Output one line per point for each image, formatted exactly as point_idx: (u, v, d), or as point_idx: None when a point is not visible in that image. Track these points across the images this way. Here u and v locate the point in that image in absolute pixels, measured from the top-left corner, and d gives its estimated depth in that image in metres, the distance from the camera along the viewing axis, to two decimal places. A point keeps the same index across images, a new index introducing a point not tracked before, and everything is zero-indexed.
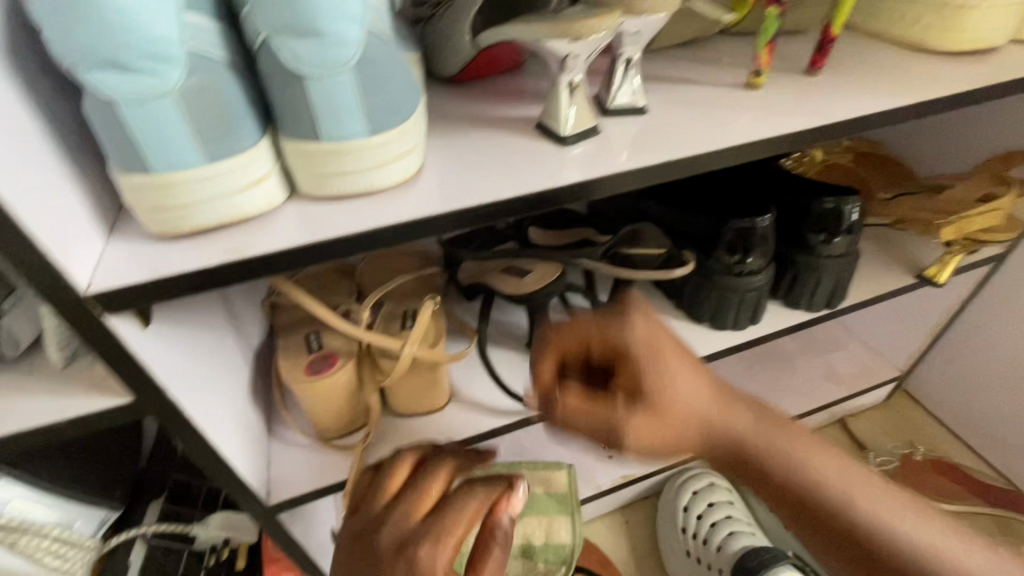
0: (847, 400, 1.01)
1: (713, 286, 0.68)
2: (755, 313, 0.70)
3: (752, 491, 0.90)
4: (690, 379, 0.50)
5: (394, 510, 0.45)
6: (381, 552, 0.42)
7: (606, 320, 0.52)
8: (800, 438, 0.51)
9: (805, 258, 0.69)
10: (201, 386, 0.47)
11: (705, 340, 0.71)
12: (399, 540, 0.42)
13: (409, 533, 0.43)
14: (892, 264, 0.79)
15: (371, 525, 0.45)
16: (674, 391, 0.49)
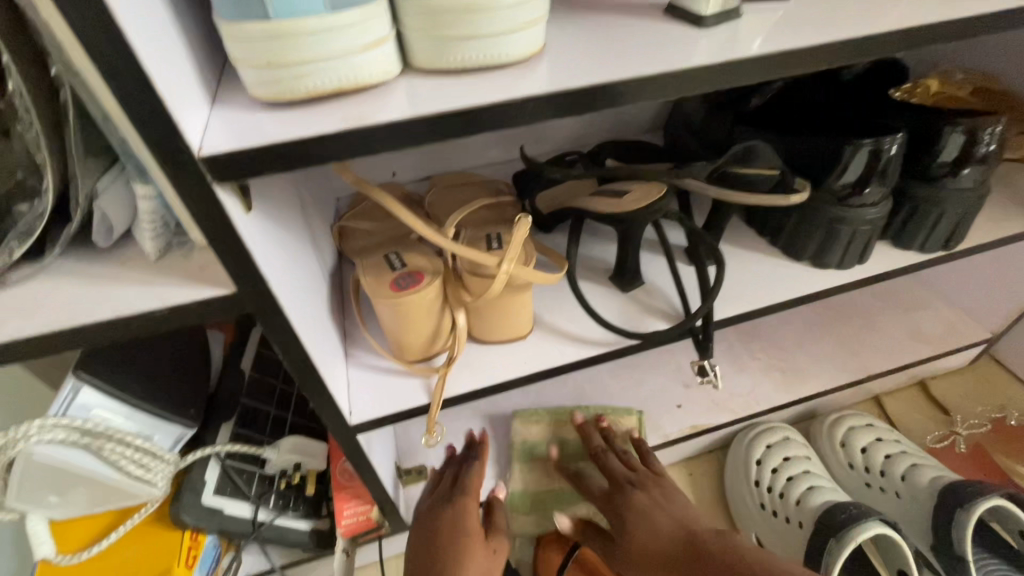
0: (931, 360, 0.94)
1: (819, 220, 0.63)
2: (861, 252, 0.65)
3: (828, 448, 0.86)
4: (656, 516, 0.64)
5: (453, 495, 0.64)
6: (441, 510, 0.62)
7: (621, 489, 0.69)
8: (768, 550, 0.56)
9: (925, 190, 0.62)
10: (293, 288, 0.44)
11: (804, 279, 0.66)
12: (449, 511, 0.61)
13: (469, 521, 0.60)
14: (1013, 206, 0.71)
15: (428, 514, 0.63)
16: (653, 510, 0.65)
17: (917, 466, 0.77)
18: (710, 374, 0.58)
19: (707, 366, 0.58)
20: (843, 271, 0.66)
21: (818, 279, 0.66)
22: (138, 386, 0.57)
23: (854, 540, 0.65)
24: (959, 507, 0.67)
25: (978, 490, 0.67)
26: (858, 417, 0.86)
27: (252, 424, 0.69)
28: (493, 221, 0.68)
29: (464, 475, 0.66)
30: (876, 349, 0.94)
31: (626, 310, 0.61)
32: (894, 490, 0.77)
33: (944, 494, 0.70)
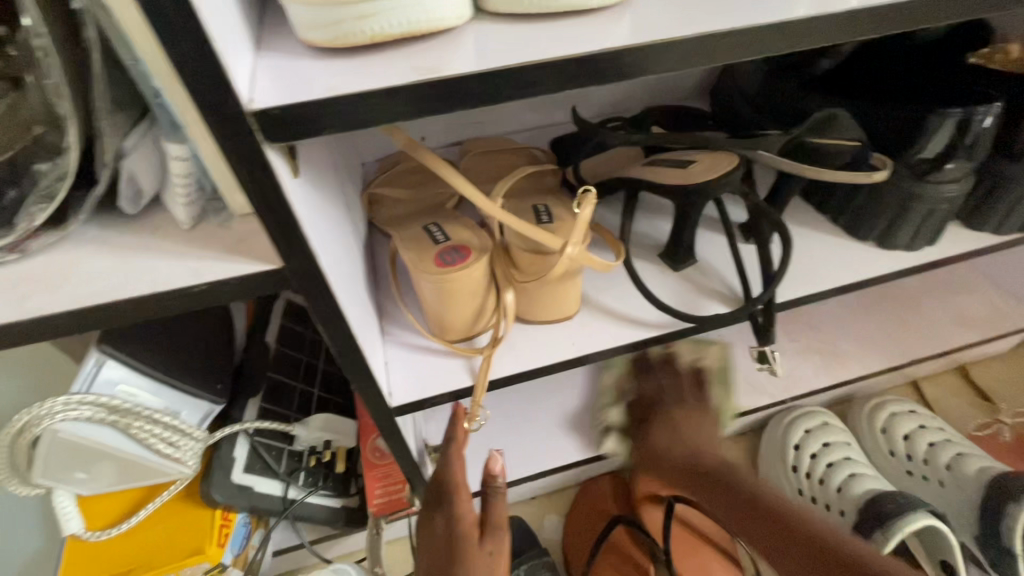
0: (976, 345, 0.91)
1: (894, 197, 0.58)
2: (934, 233, 0.60)
3: (867, 434, 0.83)
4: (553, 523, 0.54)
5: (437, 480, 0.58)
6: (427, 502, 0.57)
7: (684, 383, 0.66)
8: (693, 423, 0.60)
9: (1011, 167, 0.57)
10: (336, 261, 0.40)
11: (870, 261, 0.61)
12: (433, 498, 0.57)
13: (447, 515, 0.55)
14: None
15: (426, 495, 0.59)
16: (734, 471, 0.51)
17: (964, 455, 0.74)
18: (770, 360, 0.54)
19: (767, 351, 0.54)
20: (912, 251, 0.62)
21: (885, 260, 0.61)
22: (163, 361, 0.55)
23: (902, 532, 0.62)
24: (1012, 499, 0.64)
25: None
26: (900, 403, 0.83)
27: (278, 399, 0.67)
28: (535, 192, 0.63)
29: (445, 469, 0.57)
30: (918, 333, 0.91)
31: (680, 289, 0.58)
32: (939, 478, 0.74)
33: (995, 485, 0.67)
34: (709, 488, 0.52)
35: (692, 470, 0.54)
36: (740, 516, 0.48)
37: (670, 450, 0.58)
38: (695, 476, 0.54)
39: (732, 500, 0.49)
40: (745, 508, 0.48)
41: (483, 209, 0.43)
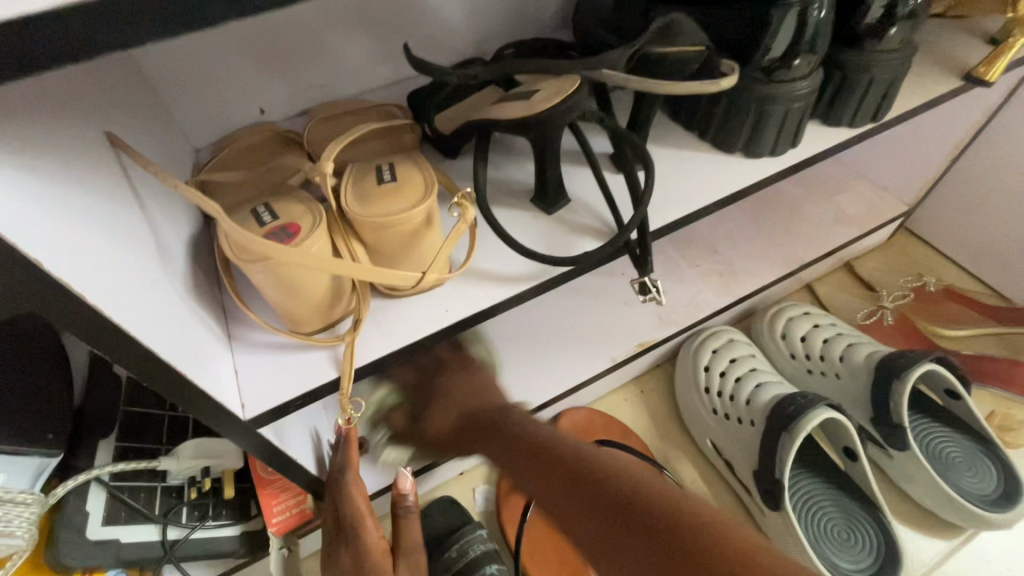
0: (855, 240, 0.95)
1: (752, 102, 0.56)
2: (795, 135, 0.60)
3: (769, 342, 0.86)
4: None
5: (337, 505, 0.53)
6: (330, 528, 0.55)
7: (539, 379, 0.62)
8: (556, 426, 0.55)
9: (855, 59, 0.58)
10: (106, 266, 0.33)
11: (739, 173, 0.60)
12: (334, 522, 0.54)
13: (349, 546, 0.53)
14: (936, 67, 0.68)
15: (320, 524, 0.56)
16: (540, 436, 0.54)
17: (854, 345, 0.78)
18: (651, 290, 0.53)
19: (648, 282, 0.53)
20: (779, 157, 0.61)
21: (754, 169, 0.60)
22: None
23: (804, 429, 0.65)
24: (895, 378, 0.69)
25: (909, 359, 0.69)
26: (796, 307, 0.86)
27: (139, 434, 0.58)
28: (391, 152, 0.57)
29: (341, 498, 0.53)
30: (805, 238, 0.94)
31: (550, 235, 0.54)
32: (834, 371, 0.78)
33: (880, 367, 0.71)
34: (578, 494, 0.43)
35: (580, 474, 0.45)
36: (568, 508, 0.43)
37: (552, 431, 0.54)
38: (563, 473, 0.46)
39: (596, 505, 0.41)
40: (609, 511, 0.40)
41: (286, 253, 0.39)
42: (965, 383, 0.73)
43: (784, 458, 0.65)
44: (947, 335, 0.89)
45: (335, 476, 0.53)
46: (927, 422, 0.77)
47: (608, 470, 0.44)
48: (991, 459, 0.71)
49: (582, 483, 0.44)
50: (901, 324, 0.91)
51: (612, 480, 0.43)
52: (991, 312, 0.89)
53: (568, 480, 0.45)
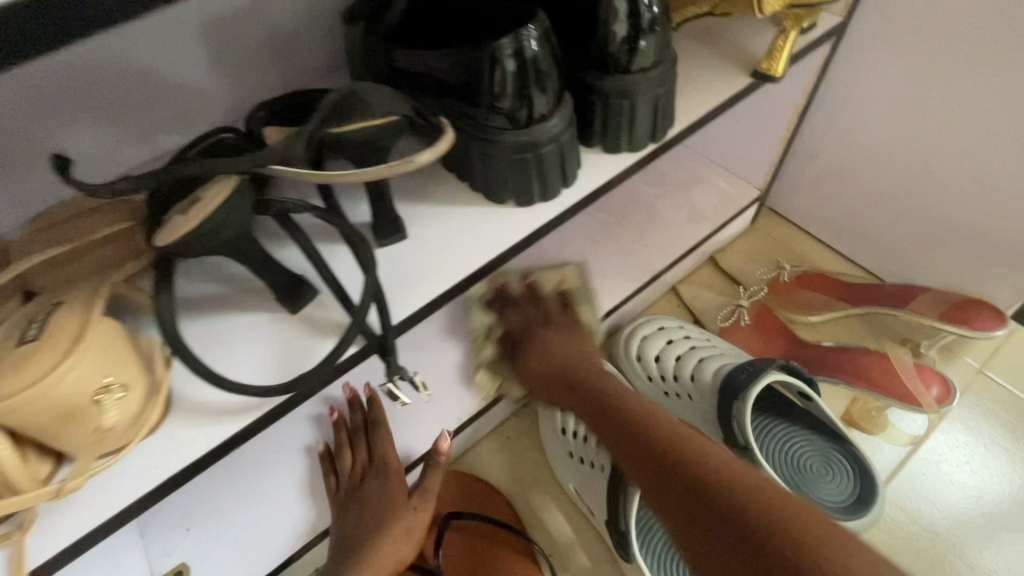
0: (711, 235, 0.92)
1: (503, 151, 0.50)
2: (568, 173, 0.54)
3: (628, 364, 0.82)
4: (568, 340, 0.67)
5: (373, 444, 0.69)
6: (360, 468, 0.70)
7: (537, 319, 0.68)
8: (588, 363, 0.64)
9: (608, 82, 0.52)
10: None
11: (511, 227, 0.54)
12: (362, 469, 0.70)
13: (378, 480, 0.69)
14: (727, 63, 0.63)
15: (343, 471, 0.71)
16: (553, 345, 0.66)
17: (704, 361, 0.75)
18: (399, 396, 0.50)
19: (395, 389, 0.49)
20: (556, 198, 0.55)
21: (531, 216, 0.54)
22: None
23: None
24: (736, 398, 0.66)
25: (748, 374, 0.66)
26: (651, 323, 0.83)
27: None
28: (105, 271, 0.43)
29: (374, 441, 0.69)
30: (658, 243, 0.90)
31: (286, 345, 0.47)
32: (687, 392, 0.75)
33: (723, 385, 0.68)
34: (663, 460, 0.47)
35: (674, 437, 0.49)
36: (652, 484, 0.47)
37: (555, 348, 0.66)
38: (664, 437, 0.49)
39: (674, 491, 0.45)
40: (678, 492, 0.45)
41: None
42: (814, 384, 0.70)
43: (625, 508, 0.61)
44: (800, 322, 0.89)
45: (371, 425, 0.69)
46: (785, 428, 0.74)
47: (686, 468, 0.45)
48: (847, 458, 0.69)
49: (630, 436, 0.52)
50: (760, 320, 0.89)
51: (700, 462, 0.45)
52: (846, 293, 0.86)
53: (625, 433, 0.53)
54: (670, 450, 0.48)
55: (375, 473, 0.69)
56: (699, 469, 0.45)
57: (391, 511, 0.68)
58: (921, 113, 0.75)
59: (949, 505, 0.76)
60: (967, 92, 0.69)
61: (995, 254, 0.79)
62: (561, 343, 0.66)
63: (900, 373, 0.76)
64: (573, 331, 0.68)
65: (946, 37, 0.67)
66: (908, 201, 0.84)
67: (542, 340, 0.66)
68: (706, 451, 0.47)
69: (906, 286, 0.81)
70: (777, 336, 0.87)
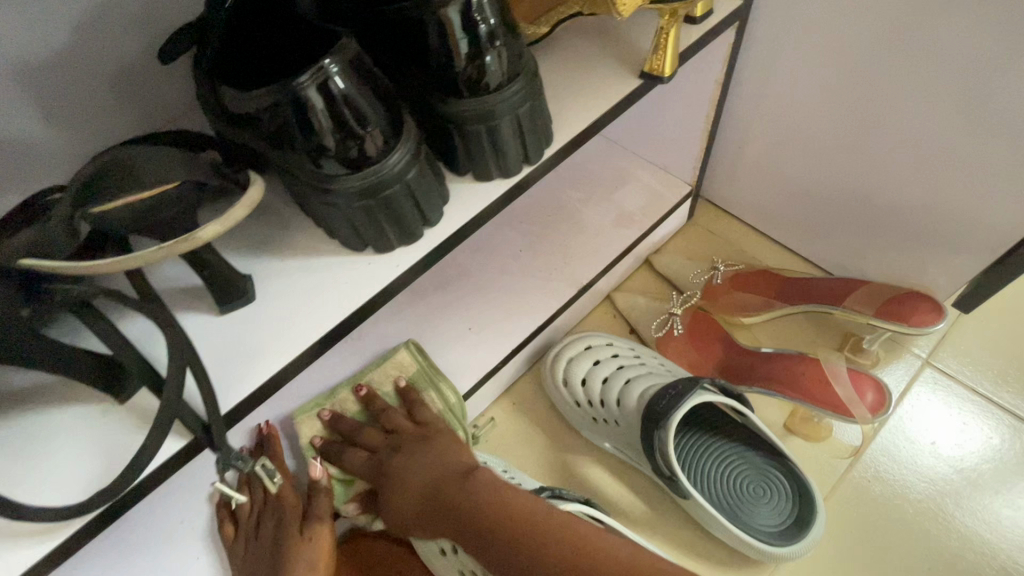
0: (642, 239, 0.86)
1: (343, 199, 0.43)
2: (432, 210, 0.48)
3: (558, 391, 0.78)
4: (427, 456, 0.60)
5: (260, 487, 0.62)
6: (252, 510, 0.62)
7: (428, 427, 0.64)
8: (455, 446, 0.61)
9: (460, 102, 0.45)
10: None
11: (367, 277, 0.48)
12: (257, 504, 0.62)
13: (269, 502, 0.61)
14: (616, 64, 0.57)
15: (241, 519, 0.63)
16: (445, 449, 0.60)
17: (630, 383, 0.70)
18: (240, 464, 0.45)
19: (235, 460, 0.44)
20: (421, 239, 0.49)
21: (393, 262, 0.48)
22: None
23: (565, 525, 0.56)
24: (659, 427, 0.61)
25: (672, 397, 0.62)
26: (576, 344, 0.78)
27: None
28: None
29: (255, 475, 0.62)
30: (585, 253, 0.85)
31: (104, 439, 0.42)
32: (615, 418, 0.70)
33: (648, 412, 0.64)
34: (545, 542, 0.44)
35: (538, 529, 0.46)
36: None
37: (411, 481, 0.57)
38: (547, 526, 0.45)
39: (552, 571, 0.42)
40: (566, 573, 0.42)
41: None
42: (746, 399, 0.66)
43: None
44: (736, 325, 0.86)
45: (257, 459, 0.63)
46: (721, 443, 0.70)
47: (571, 548, 0.43)
48: (783, 470, 0.66)
49: (450, 517, 0.52)
50: (694, 327, 0.85)
51: (564, 539, 0.44)
52: (783, 291, 0.82)
53: (486, 542, 0.47)
54: (551, 539, 0.44)
55: (264, 502, 0.62)
56: (586, 544, 0.43)
57: (285, 542, 0.60)
58: (841, 94, 0.69)
59: (905, 511, 0.71)
60: (886, 65, 0.64)
61: (933, 238, 0.74)
62: (419, 459, 0.60)
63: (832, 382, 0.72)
64: (422, 443, 0.62)
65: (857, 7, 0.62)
66: (841, 187, 0.79)
67: (412, 469, 0.59)
68: (579, 529, 0.44)
69: (843, 280, 0.77)
70: (713, 345, 0.83)
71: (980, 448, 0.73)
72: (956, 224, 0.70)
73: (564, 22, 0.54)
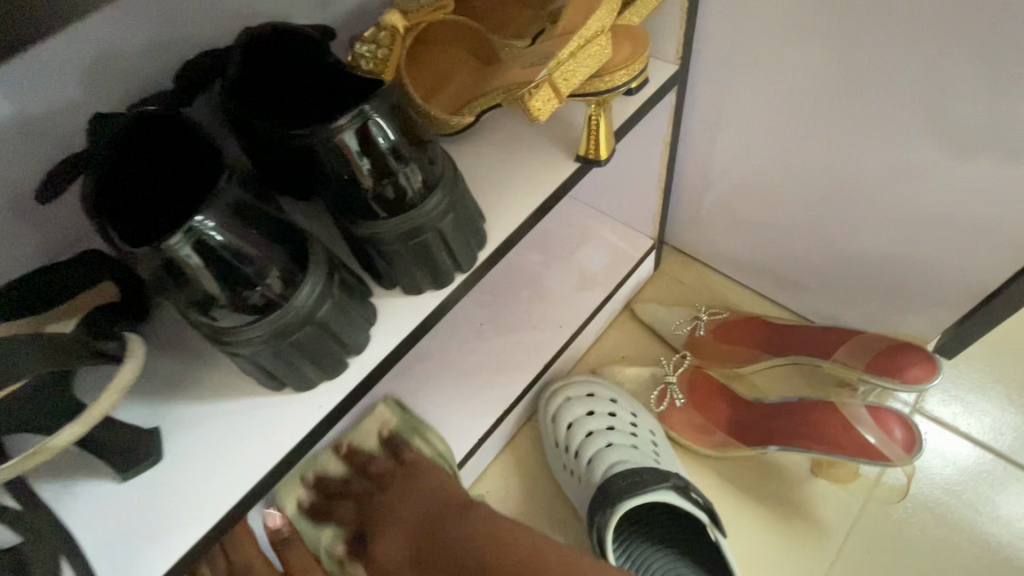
0: (609, 300, 0.82)
1: (244, 349, 0.38)
2: (355, 338, 0.43)
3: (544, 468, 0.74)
4: (404, 495, 0.61)
5: None
6: None
7: (397, 473, 0.64)
8: (420, 485, 0.61)
9: (372, 223, 0.41)
10: None
11: (285, 424, 0.43)
12: None
13: None
14: (551, 147, 0.53)
15: None
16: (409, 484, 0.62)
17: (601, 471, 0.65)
18: None
19: None
20: (346, 371, 0.44)
21: (316, 402, 0.43)
22: None
23: None
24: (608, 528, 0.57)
25: (634, 484, 0.59)
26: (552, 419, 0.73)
27: None
28: None
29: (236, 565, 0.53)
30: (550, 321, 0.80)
31: None
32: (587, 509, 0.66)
33: (604, 497, 0.60)
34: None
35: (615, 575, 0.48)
36: None
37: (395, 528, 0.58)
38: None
39: None
40: None
41: None
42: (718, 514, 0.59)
43: None
44: (738, 377, 0.78)
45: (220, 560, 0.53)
46: (687, 568, 0.63)
47: None
48: None
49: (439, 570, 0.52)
50: (695, 389, 0.76)
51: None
52: (769, 341, 0.75)
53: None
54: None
55: None
56: None
57: None
58: (796, 142, 0.67)
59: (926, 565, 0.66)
60: (838, 115, 0.61)
61: (906, 282, 0.71)
62: (407, 497, 0.60)
63: (854, 428, 0.61)
64: (415, 475, 0.63)
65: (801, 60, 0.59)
66: (807, 232, 0.75)
67: (392, 495, 0.61)
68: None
69: (831, 328, 0.71)
70: (716, 404, 0.74)
71: (983, 502, 0.68)
72: (927, 267, 0.67)
73: (490, 113, 0.51)
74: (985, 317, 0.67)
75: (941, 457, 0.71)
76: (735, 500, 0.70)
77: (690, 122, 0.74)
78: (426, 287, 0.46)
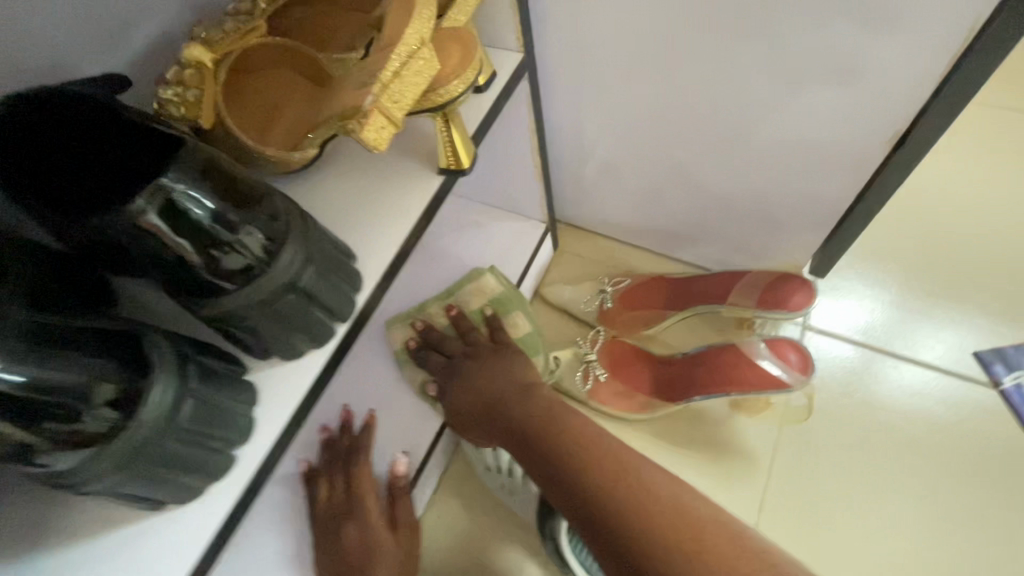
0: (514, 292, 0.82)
1: (99, 483, 0.32)
2: (238, 423, 0.38)
3: (488, 477, 0.73)
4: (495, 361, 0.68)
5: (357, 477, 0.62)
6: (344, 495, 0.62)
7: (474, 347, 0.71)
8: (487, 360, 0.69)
9: (219, 301, 0.36)
10: None
11: (173, 547, 0.37)
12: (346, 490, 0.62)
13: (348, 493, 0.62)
14: (409, 168, 0.50)
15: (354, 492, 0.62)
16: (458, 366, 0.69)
17: None
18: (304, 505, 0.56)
19: None
20: (236, 466, 0.39)
21: (208, 510, 0.38)
22: None
23: None
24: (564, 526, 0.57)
25: None
26: None
27: None
28: None
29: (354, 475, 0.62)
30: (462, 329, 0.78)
31: None
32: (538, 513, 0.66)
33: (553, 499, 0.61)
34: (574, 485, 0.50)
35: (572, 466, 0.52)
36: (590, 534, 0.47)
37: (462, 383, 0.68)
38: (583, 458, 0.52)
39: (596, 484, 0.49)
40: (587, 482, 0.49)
41: None
42: None
43: None
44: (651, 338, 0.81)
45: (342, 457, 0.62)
46: None
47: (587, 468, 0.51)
48: None
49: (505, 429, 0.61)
50: (615, 356, 0.78)
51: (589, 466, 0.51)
52: (671, 298, 0.78)
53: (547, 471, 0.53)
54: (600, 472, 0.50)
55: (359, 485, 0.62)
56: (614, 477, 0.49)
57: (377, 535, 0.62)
58: (651, 107, 0.68)
59: (839, 463, 0.73)
60: (682, 81, 0.62)
61: (775, 219, 0.76)
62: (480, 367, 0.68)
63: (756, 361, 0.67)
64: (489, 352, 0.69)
65: (636, 30, 0.59)
66: (681, 189, 0.78)
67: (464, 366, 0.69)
68: (601, 474, 0.50)
69: (723, 274, 0.75)
70: (636, 367, 0.76)
71: (875, 397, 0.76)
72: (789, 203, 0.72)
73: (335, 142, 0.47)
74: (843, 236, 0.74)
75: (833, 367, 0.78)
76: (671, 456, 0.74)
77: (550, 103, 0.74)
78: (309, 345, 0.42)
